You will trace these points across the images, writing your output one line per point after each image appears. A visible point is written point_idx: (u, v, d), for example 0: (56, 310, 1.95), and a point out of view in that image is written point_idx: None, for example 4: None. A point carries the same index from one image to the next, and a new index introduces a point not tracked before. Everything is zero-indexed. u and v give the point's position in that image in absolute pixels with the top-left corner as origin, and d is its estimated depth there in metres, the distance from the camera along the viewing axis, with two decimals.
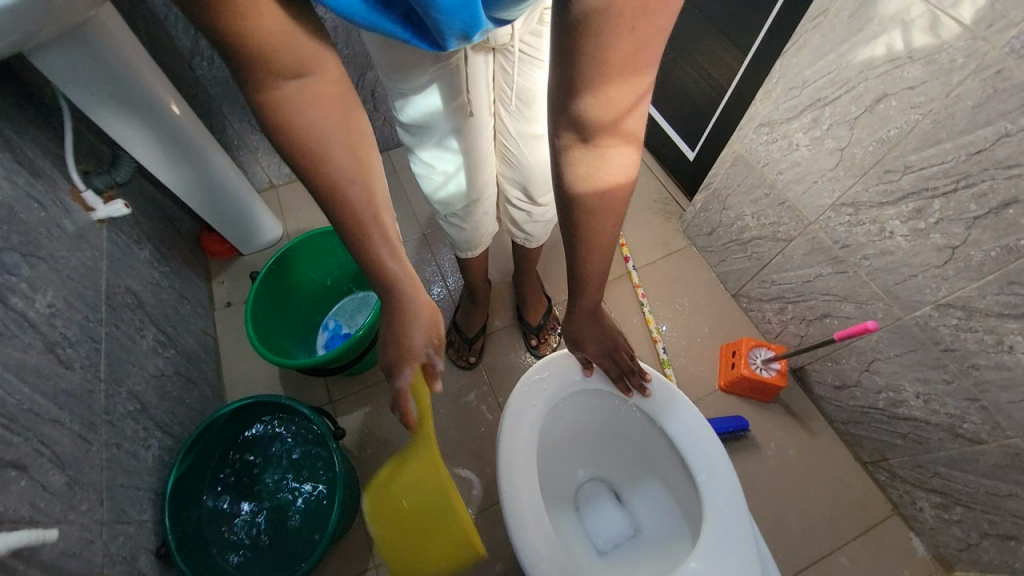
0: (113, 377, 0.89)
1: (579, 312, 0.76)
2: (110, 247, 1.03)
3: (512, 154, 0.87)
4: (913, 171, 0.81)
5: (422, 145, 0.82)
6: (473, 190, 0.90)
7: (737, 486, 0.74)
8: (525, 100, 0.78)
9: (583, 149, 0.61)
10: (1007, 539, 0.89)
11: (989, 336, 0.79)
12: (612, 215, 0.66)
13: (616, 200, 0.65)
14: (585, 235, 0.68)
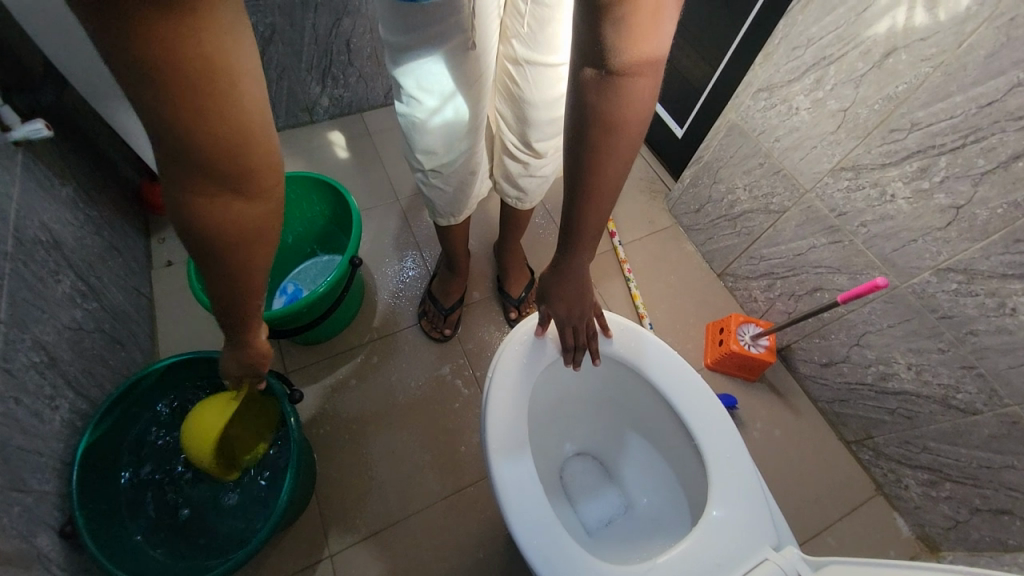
0: (16, 321, 0.73)
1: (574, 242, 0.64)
2: (23, 173, 0.87)
3: (515, 89, 0.75)
4: (920, 128, 0.79)
5: (406, 67, 0.69)
6: (465, 131, 0.77)
7: (744, 453, 0.67)
8: (538, 18, 0.67)
9: (599, 72, 0.50)
10: (999, 512, 0.88)
11: (991, 298, 0.78)
12: (618, 158, 0.56)
13: (639, 96, 0.52)
14: (601, 141, 0.54)
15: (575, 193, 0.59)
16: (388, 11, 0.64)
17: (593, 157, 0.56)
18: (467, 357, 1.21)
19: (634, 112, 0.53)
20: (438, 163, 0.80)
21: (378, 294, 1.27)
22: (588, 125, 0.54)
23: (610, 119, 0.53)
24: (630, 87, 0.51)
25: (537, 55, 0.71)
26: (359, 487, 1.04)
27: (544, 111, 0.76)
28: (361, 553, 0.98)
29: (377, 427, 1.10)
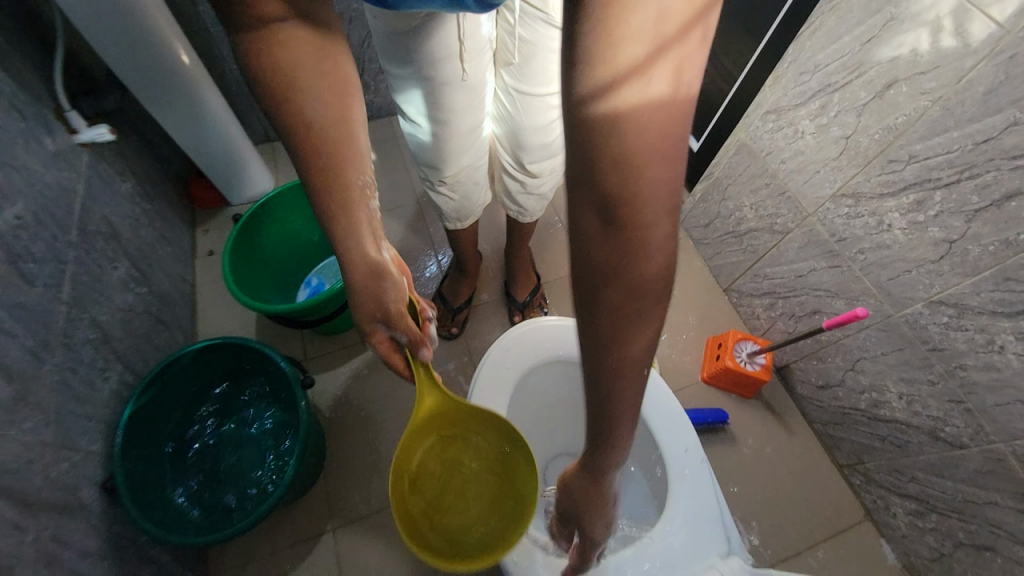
0: (77, 302, 0.85)
1: (604, 436, 0.46)
2: (88, 173, 0.99)
3: (509, 116, 0.81)
4: (918, 160, 0.79)
5: (407, 97, 0.75)
6: (462, 149, 0.83)
7: (704, 465, 0.71)
8: (526, 54, 0.72)
9: (601, 220, 0.38)
10: (983, 550, 0.88)
11: (981, 335, 0.78)
12: (642, 336, 0.40)
13: (653, 237, 0.37)
14: (608, 302, 0.40)
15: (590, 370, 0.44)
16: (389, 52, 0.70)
17: (600, 324, 0.41)
18: (471, 356, 1.28)
19: (647, 256, 0.38)
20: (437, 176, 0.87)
21: None
22: (587, 279, 0.40)
23: (615, 270, 0.39)
24: (635, 227, 0.37)
25: (526, 87, 0.76)
26: (365, 468, 1.13)
27: (536, 137, 0.81)
28: (360, 529, 1.06)
29: (384, 416, 1.19)
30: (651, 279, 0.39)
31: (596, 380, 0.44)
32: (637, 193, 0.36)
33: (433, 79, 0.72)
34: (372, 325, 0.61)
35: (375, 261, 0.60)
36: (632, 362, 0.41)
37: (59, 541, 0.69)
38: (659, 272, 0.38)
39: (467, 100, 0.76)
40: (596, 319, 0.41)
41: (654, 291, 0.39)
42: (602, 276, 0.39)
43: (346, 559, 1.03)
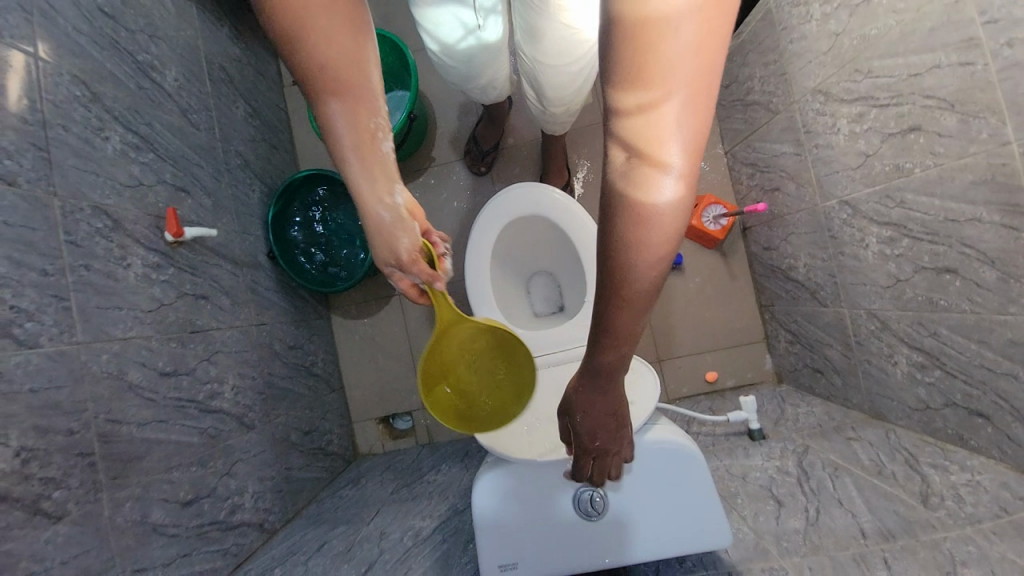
0: (224, 138, 1.26)
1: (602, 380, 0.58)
2: (200, 25, 1.26)
3: (527, 71, 0.98)
4: (871, 77, 0.88)
5: (440, 48, 0.96)
6: (478, 74, 1.04)
7: None
8: (533, 38, 0.86)
9: (630, 165, 0.44)
10: (817, 372, 1.26)
11: (860, 233, 1.00)
12: (650, 276, 0.49)
13: (662, 237, 0.47)
14: (619, 281, 0.49)
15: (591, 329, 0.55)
16: (426, 21, 0.90)
17: (605, 296, 0.51)
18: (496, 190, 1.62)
19: (655, 251, 0.47)
20: (453, 73, 1.05)
21: (434, 129, 1.63)
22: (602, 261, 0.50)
23: (636, 211, 0.45)
24: (648, 227, 0.46)
25: (537, 59, 0.91)
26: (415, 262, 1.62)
27: (547, 90, 1.00)
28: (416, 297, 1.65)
29: None
30: (656, 266, 0.48)
31: (596, 337, 0.55)
32: (655, 200, 0.45)
33: (455, 37, 0.92)
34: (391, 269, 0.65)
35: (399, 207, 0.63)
36: (634, 319, 0.52)
37: (254, 281, 1.26)
38: (664, 259, 0.48)
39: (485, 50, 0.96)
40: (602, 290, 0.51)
41: (665, 235, 0.47)
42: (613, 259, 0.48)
43: (408, 314, 1.62)
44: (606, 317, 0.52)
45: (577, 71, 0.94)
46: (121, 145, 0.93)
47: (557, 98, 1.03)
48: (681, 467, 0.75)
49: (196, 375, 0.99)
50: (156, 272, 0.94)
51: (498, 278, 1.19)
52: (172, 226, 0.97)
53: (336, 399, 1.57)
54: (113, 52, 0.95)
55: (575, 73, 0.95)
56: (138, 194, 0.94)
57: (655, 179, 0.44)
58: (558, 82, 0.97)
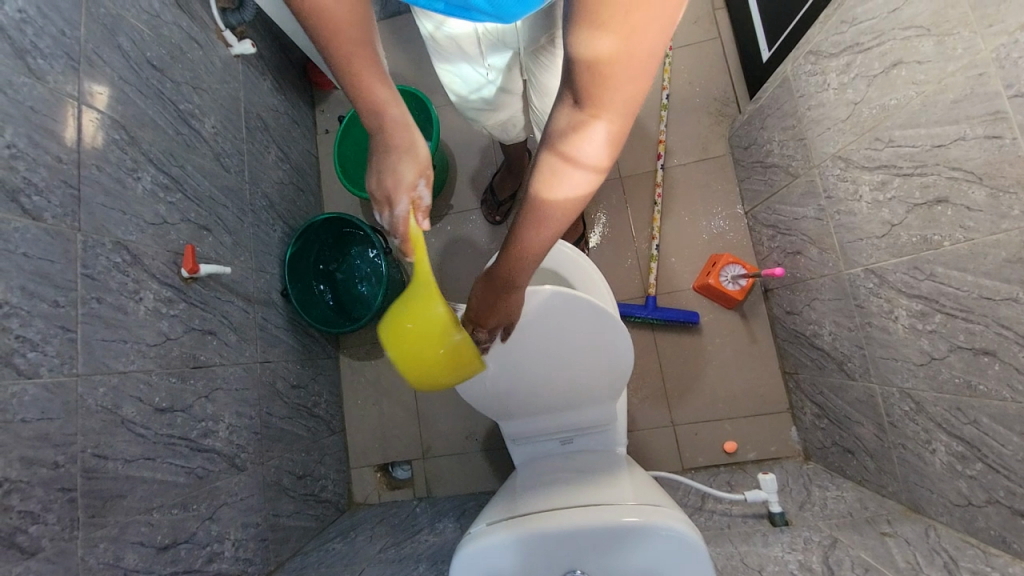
0: (252, 181, 1.33)
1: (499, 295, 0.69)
2: (243, 78, 1.35)
3: (541, 126, 1.02)
4: (893, 146, 0.86)
5: (460, 101, 1.01)
6: (494, 126, 1.09)
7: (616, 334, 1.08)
8: (548, 93, 0.90)
9: (567, 125, 0.52)
10: (847, 452, 1.15)
11: (887, 304, 0.94)
12: (556, 219, 0.58)
13: (576, 191, 0.56)
14: (541, 225, 0.59)
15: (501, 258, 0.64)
16: (445, 77, 0.94)
17: (522, 235, 0.60)
18: None
19: (573, 203, 0.57)
20: (473, 121, 1.09)
21: (455, 178, 1.67)
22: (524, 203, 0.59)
23: (554, 170, 0.54)
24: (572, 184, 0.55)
25: (551, 113, 0.95)
26: None
27: None
28: None
29: (438, 274, 1.63)
30: (562, 214, 0.58)
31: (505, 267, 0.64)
32: (572, 166, 0.54)
33: (472, 91, 0.96)
34: (414, 183, 0.69)
35: (417, 147, 0.69)
36: (531, 254, 0.62)
37: (265, 319, 1.28)
38: (576, 208, 0.58)
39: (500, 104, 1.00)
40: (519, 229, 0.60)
41: (577, 195, 0.56)
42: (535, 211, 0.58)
43: None
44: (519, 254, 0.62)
45: None
46: (151, 184, 0.98)
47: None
48: (677, 557, 0.66)
49: (193, 413, 0.98)
50: (167, 306, 0.97)
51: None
52: (188, 262, 1.00)
53: (336, 441, 1.54)
54: (156, 101, 1.03)
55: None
56: (161, 231, 0.99)
57: (576, 151, 0.53)
58: None
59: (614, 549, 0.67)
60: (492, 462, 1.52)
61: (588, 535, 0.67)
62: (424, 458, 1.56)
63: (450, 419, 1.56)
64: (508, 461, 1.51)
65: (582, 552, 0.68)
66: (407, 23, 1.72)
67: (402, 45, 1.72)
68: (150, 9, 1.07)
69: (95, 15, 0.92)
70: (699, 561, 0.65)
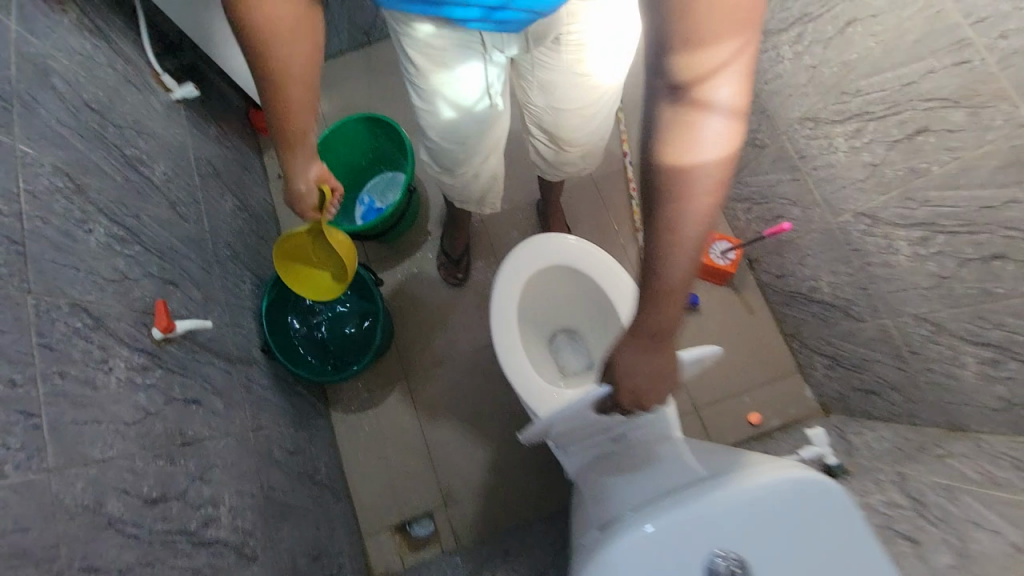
0: (213, 230, 1.19)
1: (649, 329, 0.65)
2: (188, 123, 1.24)
3: (540, 121, 1.00)
4: (861, 95, 0.94)
5: (433, 121, 0.95)
6: (465, 151, 1.03)
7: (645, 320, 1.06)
8: (550, 80, 0.89)
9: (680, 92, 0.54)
10: (870, 393, 1.19)
11: (885, 240, 1.00)
12: (704, 189, 0.57)
13: (719, 149, 0.56)
14: (685, 221, 0.58)
15: (650, 279, 0.63)
16: (422, 91, 0.90)
17: (666, 241, 0.60)
18: (495, 254, 1.58)
19: (716, 164, 0.56)
20: (441, 151, 1.03)
21: (426, 203, 1.61)
22: (654, 212, 0.59)
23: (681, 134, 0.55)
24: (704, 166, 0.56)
25: (553, 102, 0.94)
26: (420, 338, 1.52)
27: (564, 134, 1.01)
28: (425, 377, 1.49)
29: (426, 304, 1.54)
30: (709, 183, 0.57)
31: (656, 286, 0.62)
32: (704, 123, 0.54)
33: (450, 105, 0.91)
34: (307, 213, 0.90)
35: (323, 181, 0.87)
36: (687, 239, 0.59)
37: (249, 379, 1.12)
38: (723, 171, 0.57)
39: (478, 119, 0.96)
40: (661, 236, 0.60)
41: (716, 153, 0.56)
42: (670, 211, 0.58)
43: (418, 399, 1.47)
44: (667, 264, 0.61)
45: (589, 112, 0.96)
46: (106, 237, 0.84)
47: (570, 144, 1.04)
48: (824, 516, 0.60)
49: (189, 500, 0.81)
50: (141, 376, 0.80)
51: (524, 335, 1.13)
52: (161, 319, 0.85)
53: (343, 509, 1.35)
54: (100, 146, 0.90)
55: (590, 116, 0.97)
56: (124, 288, 0.83)
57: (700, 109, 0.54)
58: (572, 125, 0.99)
59: (757, 519, 0.61)
60: (521, 492, 1.40)
61: (723, 508, 0.62)
62: (445, 506, 1.41)
63: (467, 455, 1.43)
64: (539, 488, 1.40)
65: (722, 526, 0.62)
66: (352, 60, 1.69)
67: (349, 82, 1.69)
68: (81, 50, 0.95)
69: (24, 54, 0.80)
70: (847, 516, 0.59)
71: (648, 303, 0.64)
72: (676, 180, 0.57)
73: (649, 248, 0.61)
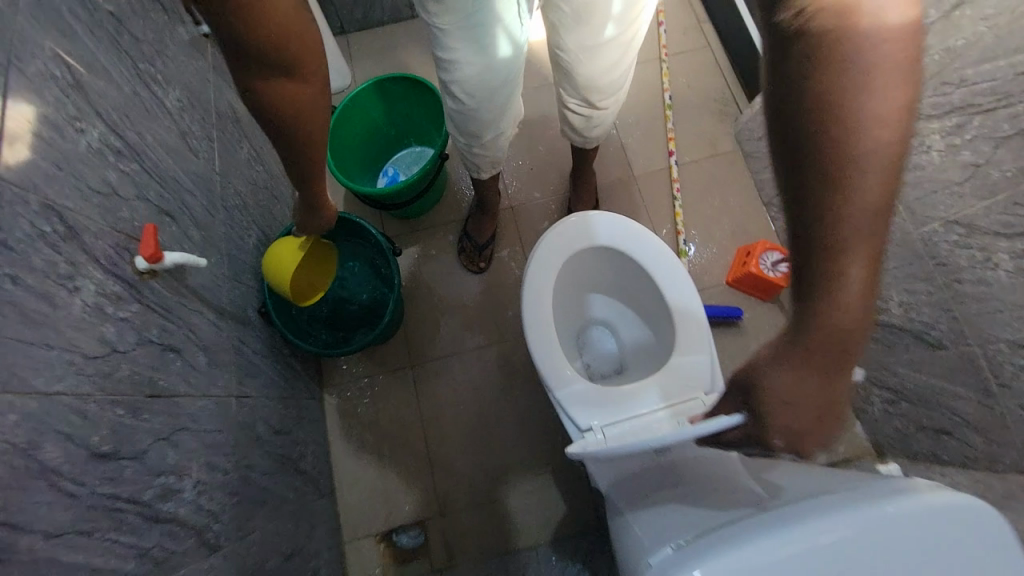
0: (224, 174, 1.09)
1: (813, 328, 0.49)
2: (214, 61, 1.15)
3: (571, 67, 0.93)
4: (967, 85, 0.85)
5: (456, 76, 0.84)
6: (492, 113, 0.92)
7: (702, 318, 0.92)
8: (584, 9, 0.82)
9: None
10: (940, 434, 1.04)
11: (980, 253, 0.88)
12: (884, 104, 0.43)
13: (891, 44, 0.42)
14: (852, 168, 0.44)
15: (812, 259, 0.48)
16: (441, 37, 0.79)
17: (832, 204, 0.45)
18: (523, 244, 1.46)
19: (895, 61, 0.43)
20: (466, 114, 0.91)
21: (455, 184, 1.51)
22: (800, 168, 0.46)
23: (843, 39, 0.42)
24: (863, 92, 0.43)
25: (588, 39, 0.87)
26: (434, 325, 1.39)
27: (600, 79, 0.94)
28: (435, 367, 1.35)
29: (443, 289, 1.41)
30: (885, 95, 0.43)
31: (827, 266, 0.47)
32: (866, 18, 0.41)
33: (475, 51, 0.81)
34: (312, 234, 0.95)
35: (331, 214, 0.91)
36: (879, 174, 0.45)
37: (240, 340, 0.98)
38: (903, 71, 0.43)
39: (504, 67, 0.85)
40: (820, 199, 0.46)
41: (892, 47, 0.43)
42: (826, 160, 0.45)
43: (424, 393, 1.33)
44: (837, 232, 0.46)
45: (626, 47, 0.90)
46: (101, 145, 0.73)
47: (607, 91, 0.98)
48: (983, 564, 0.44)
49: (147, 463, 0.67)
50: (113, 306, 0.67)
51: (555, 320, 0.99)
52: (148, 246, 0.72)
53: (326, 505, 1.19)
54: (113, 51, 0.80)
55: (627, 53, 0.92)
56: (111, 204, 0.72)
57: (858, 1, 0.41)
58: (608, 66, 0.92)
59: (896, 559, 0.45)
60: (526, 509, 1.24)
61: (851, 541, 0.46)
62: (440, 516, 1.24)
63: (472, 460, 1.28)
64: (548, 505, 1.24)
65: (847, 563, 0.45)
66: (396, 31, 1.63)
67: (390, 53, 1.62)
68: None
69: None
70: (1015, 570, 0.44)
71: (811, 291, 0.48)
72: (831, 119, 0.44)
73: (801, 219, 0.47)
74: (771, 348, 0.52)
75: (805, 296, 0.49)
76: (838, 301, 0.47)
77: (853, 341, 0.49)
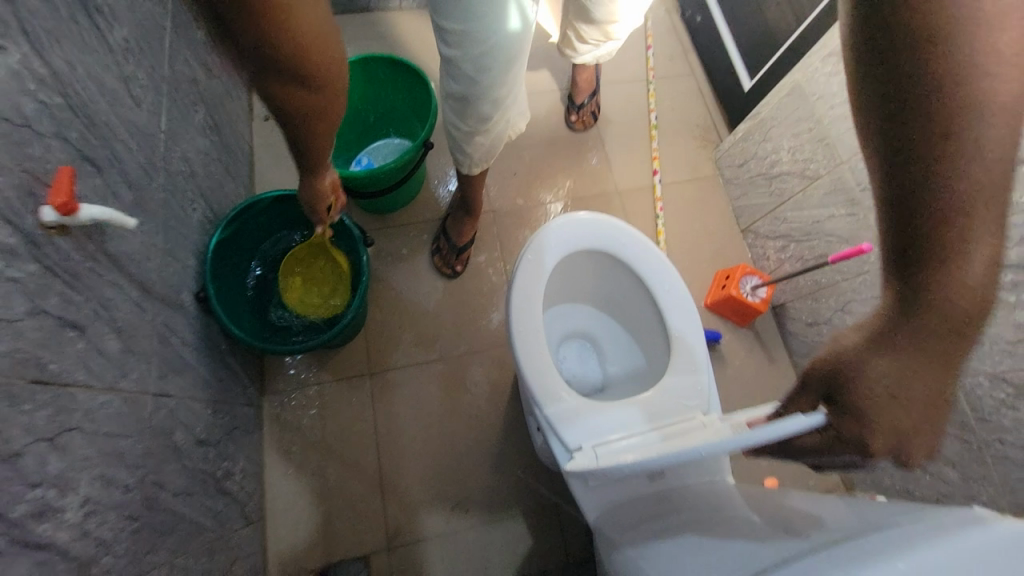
0: (171, 135, 0.94)
1: (926, 306, 0.45)
2: (174, 9, 1.01)
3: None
4: None
5: (461, 53, 0.77)
6: (499, 92, 0.84)
7: (698, 324, 0.87)
8: None
9: None
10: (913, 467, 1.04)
11: None
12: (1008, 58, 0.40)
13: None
14: (963, 124, 0.42)
15: (922, 224, 0.44)
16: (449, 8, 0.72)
17: (947, 163, 0.42)
18: (501, 250, 1.38)
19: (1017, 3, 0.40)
20: (472, 94, 0.84)
21: (430, 181, 1.41)
22: (903, 127, 0.44)
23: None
24: (967, 44, 0.40)
25: None
26: (398, 330, 1.26)
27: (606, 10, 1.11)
28: (395, 376, 1.22)
29: (410, 292, 1.30)
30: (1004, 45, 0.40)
31: (944, 237, 0.44)
32: None
33: (486, 27, 0.73)
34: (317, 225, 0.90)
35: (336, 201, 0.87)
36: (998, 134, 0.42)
37: (167, 327, 0.82)
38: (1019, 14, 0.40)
39: (514, 43, 0.78)
40: (934, 159, 0.43)
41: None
42: (937, 125, 0.42)
43: (380, 406, 1.19)
44: (950, 193, 0.43)
45: None
46: (20, 65, 0.58)
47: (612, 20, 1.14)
48: None
49: (19, 470, 0.50)
50: (1, 261, 0.52)
51: None
52: (58, 192, 0.58)
53: (250, 534, 1.01)
54: None
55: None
56: (20, 136, 0.57)
57: None
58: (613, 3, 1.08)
59: None
60: (486, 540, 1.12)
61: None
62: (389, 547, 1.09)
63: (430, 482, 1.15)
64: (512, 536, 1.12)
65: None
66: (380, 20, 1.55)
67: (372, 40, 1.53)
68: None
69: None
70: None
71: (922, 256, 0.45)
72: (943, 76, 0.41)
73: (910, 189, 0.44)
74: (875, 333, 0.48)
75: (916, 267, 0.45)
76: (958, 272, 0.44)
77: (980, 310, 0.44)
